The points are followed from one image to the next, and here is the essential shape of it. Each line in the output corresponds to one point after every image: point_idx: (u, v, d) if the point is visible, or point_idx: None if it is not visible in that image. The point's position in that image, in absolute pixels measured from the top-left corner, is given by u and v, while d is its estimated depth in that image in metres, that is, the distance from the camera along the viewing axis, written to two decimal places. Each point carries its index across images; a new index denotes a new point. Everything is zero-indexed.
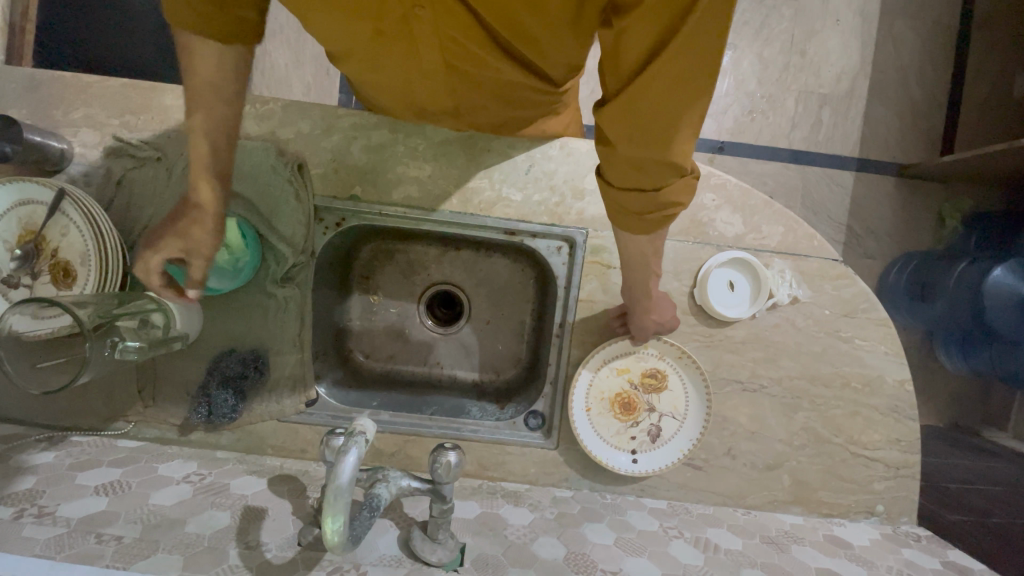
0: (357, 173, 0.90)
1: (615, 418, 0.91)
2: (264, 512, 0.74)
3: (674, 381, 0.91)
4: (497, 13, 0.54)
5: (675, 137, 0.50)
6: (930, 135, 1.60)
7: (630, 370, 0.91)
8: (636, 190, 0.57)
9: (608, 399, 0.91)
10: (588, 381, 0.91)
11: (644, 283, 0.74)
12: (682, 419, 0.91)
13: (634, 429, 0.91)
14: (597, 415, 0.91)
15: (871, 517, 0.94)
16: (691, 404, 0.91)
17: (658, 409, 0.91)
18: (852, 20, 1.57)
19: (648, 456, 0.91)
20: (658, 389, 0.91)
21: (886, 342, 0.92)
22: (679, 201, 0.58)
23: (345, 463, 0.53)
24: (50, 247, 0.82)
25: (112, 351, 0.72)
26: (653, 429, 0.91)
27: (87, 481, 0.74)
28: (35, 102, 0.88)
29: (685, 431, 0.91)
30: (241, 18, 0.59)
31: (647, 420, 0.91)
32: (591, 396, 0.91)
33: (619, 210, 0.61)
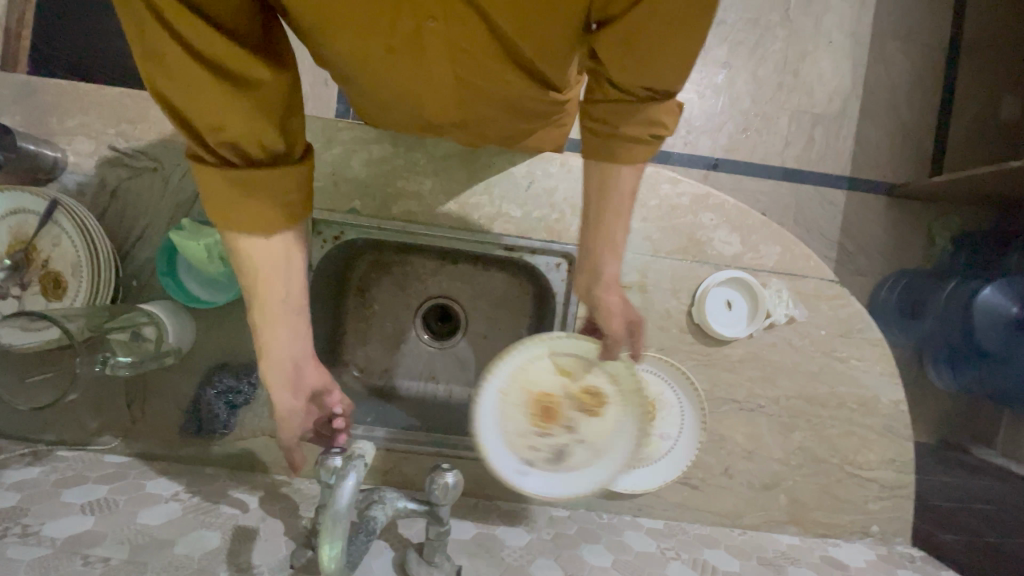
0: (357, 186, 0.89)
1: (523, 424, 0.74)
2: (255, 532, 0.73)
3: (604, 410, 0.74)
4: (514, 20, 0.56)
5: (667, 62, 0.54)
6: (920, 156, 1.63)
7: (575, 375, 0.74)
8: (626, 107, 0.59)
9: (529, 397, 0.74)
10: (519, 363, 0.73)
11: (615, 234, 0.65)
12: (616, 460, 0.74)
13: (540, 440, 0.75)
14: (507, 413, 0.74)
15: (867, 538, 0.94)
16: (614, 442, 0.75)
17: (568, 431, 0.75)
18: (844, 42, 1.60)
19: (540, 475, 0.75)
20: (591, 412, 0.74)
21: (881, 362, 0.93)
22: (665, 124, 0.60)
23: (343, 486, 0.52)
24: (41, 257, 0.80)
25: (102, 367, 0.70)
26: (558, 451, 0.75)
27: (72, 499, 0.72)
28: (29, 109, 0.86)
29: (598, 468, 0.75)
30: (280, 192, 0.52)
31: (545, 440, 0.75)
32: (513, 381, 0.73)
33: (601, 127, 0.61)
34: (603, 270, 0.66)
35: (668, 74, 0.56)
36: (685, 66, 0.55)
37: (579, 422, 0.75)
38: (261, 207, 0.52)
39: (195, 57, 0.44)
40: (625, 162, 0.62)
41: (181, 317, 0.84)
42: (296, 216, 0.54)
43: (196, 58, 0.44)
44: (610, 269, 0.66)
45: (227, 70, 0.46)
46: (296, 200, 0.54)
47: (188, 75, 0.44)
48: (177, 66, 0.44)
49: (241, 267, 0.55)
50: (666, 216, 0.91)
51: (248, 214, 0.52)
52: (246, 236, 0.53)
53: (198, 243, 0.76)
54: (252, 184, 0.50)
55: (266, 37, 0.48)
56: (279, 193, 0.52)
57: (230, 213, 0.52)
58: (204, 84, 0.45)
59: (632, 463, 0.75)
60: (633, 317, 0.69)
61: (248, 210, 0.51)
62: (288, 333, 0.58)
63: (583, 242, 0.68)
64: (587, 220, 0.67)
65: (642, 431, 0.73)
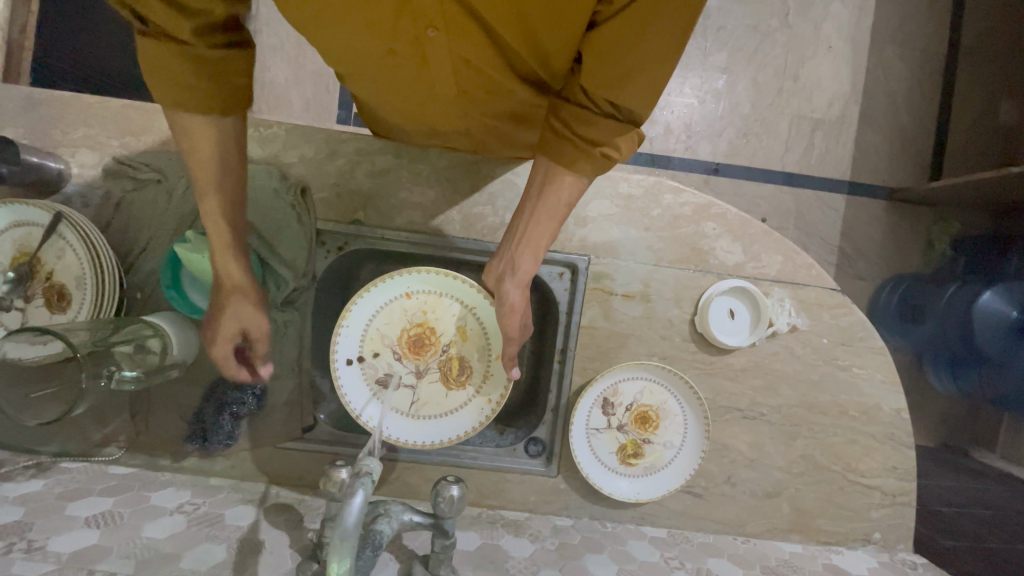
0: (361, 197, 0.90)
1: (398, 338, 0.89)
2: (260, 545, 0.73)
3: (457, 395, 0.89)
4: (520, 35, 0.56)
5: (637, 87, 0.54)
6: (919, 161, 1.63)
7: (461, 342, 0.90)
8: (584, 116, 0.58)
9: (419, 323, 0.89)
10: (436, 295, 0.89)
11: (537, 235, 0.67)
12: (406, 419, 0.88)
13: (392, 357, 0.89)
14: (398, 314, 0.89)
15: (869, 545, 0.95)
16: (430, 418, 0.88)
17: (420, 379, 0.90)
18: (843, 47, 1.61)
19: (351, 377, 0.86)
20: (448, 382, 0.89)
21: (883, 370, 0.93)
22: (618, 148, 0.59)
23: (351, 505, 0.52)
24: (45, 270, 0.80)
25: (108, 381, 0.70)
26: (388, 380, 0.88)
27: (78, 512, 0.72)
28: (32, 121, 0.86)
29: (391, 416, 0.87)
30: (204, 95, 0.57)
31: (401, 368, 0.89)
32: (417, 302, 0.89)
33: (559, 128, 0.60)
34: (518, 265, 0.69)
35: (634, 97, 0.55)
36: (653, 91, 0.55)
37: (429, 370, 0.90)
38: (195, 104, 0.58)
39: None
40: (570, 171, 0.62)
41: (186, 330, 0.84)
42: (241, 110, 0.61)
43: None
44: (526, 266, 0.69)
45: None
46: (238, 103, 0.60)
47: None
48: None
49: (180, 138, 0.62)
50: (669, 225, 0.91)
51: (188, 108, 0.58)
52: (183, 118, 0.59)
53: (202, 255, 0.77)
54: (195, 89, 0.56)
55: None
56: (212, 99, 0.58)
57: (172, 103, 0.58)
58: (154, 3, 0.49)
59: (403, 441, 0.86)
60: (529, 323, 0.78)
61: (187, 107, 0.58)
62: (233, 260, 0.70)
63: (508, 231, 0.71)
64: (523, 213, 0.68)
65: (467, 428, 0.87)
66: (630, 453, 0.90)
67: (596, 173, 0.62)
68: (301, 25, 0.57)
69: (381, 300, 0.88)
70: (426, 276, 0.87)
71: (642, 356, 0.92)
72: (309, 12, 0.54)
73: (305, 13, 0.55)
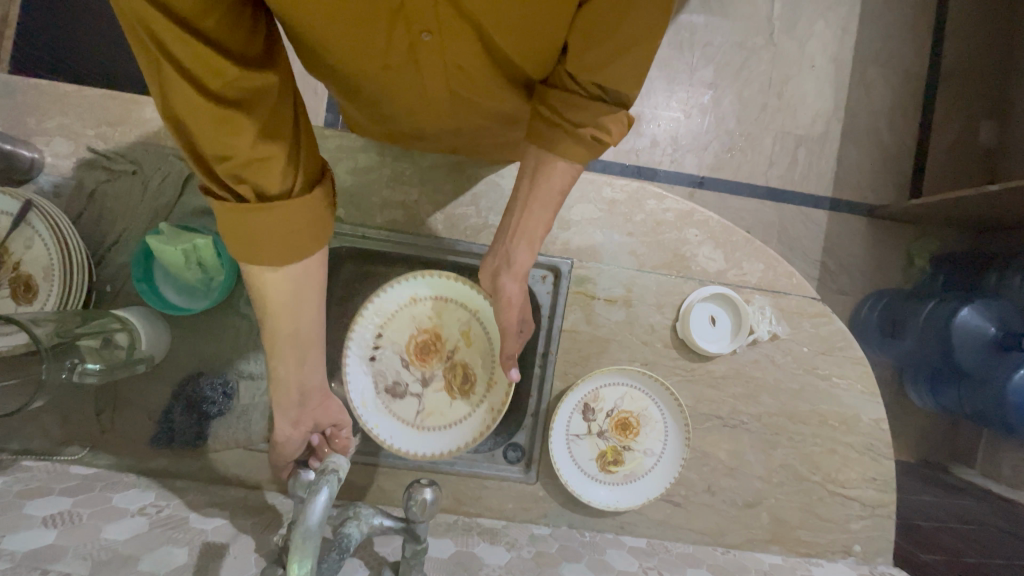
0: (342, 195, 0.89)
1: (407, 345, 0.89)
2: (225, 549, 0.70)
3: (459, 405, 0.88)
4: (513, 38, 0.56)
5: (626, 69, 0.55)
6: (899, 179, 1.67)
7: (466, 349, 0.90)
8: (574, 102, 0.58)
9: (427, 329, 0.89)
10: (446, 301, 0.89)
11: (532, 226, 0.67)
12: (409, 428, 0.87)
13: (404, 365, 0.89)
14: (409, 321, 0.89)
15: (848, 557, 0.94)
16: (438, 428, 0.88)
17: (425, 387, 0.89)
18: (826, 66, 1.64)
19: (363, 383, 0.86)
20: (452, 390, 0.89)
21: (862, 380, 0.93)
22: (609, 131, 0.59)
23: (315, 503, 0.51)
24: (12, 260, 0.78)
25: (70, 374, 0.68)
26: (396, 388, 0.88)
27: (34, 511, 0.68)
28: (6, 107, 0.84)
29: (395, 425, 0.86)
30: (285, 218, 0.51)
31: (408, 375, 0.89)
32: (429, 309, 0.89)
33: (549, 120, 0.60)
34: (514, 258, 0.69)
35: (622, 78, 0.56)
36: (641, 71, 0.55)
37: (439, 381, 0.89)
38: (261, 237, 0.51)
39: (197, 88, 0.42)
40: (563, 159, 0.61)
41: (157, 324, 0.82)
42: (320, 227, 0.54)
43: (197, 92, 0.42)
44: (521, 259, 0.70)
45: (226, 100, 0.44)
46: (307, 234, 0.53)
47: (189, 106, 0.43)
48: (186, 102, 0.43)
49: (257, 292, 0.57)
50: (652, 230, 0.91)
51: (257, 242, 0.52)
52: (264, 261, 0.53)
53: (175, 247, 0.76)
54: (269, 213, 0.50)
55: (266, 49, 0.47)
56: (291, 217, 0.51)
57: (246, 237, 0.51)
58: (201, 110, 0.43)
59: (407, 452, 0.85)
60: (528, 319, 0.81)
61: (266, 240, 0.51)
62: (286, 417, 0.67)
63: (500, 228, 0.71)
64: (514, 206, 0.68)
65: (472, 439, 0.86)
66: (610, 460, 0.89)
67: (587, 159, 0.62)
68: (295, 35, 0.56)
69: (393, 304, 0.88)
70: (434, 279, 0.88)
71: (624, 362, 0.91)
72: (301, 27, 0.53)
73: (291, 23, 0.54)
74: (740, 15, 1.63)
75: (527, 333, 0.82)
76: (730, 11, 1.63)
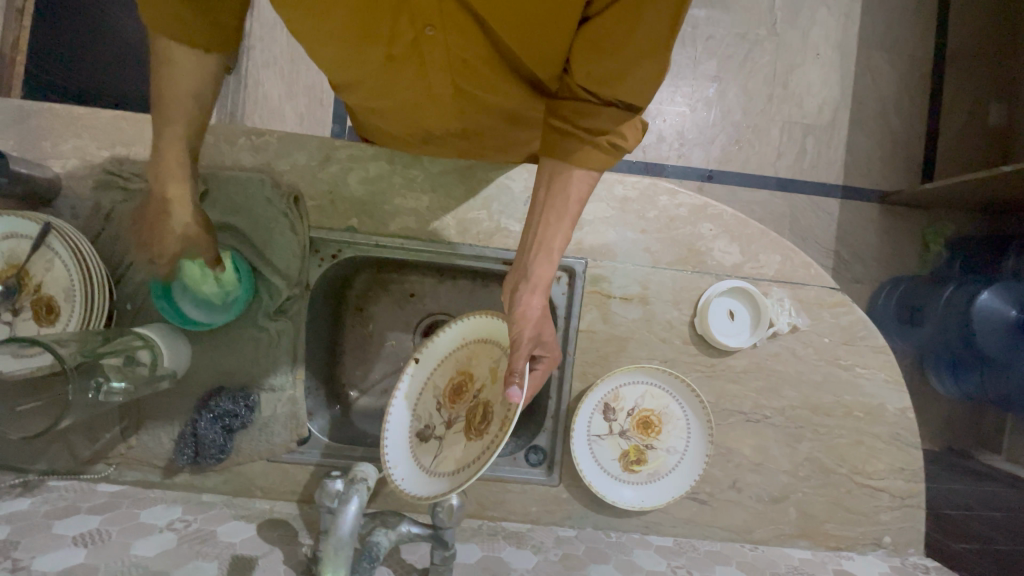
0: (354, 204, 0.89)
1: (444, 386, 0.78)
2: (254, 561, 0.71)
3: (471, 448, 0.67)
4: (520, 39, 0.56)
5: (637, 78, 0.54)
6: (911, 164, 1.65)
7: (490, 386, 0.71)
8: (588, 110, 0.58)
9: (464, 370, 0.77)
10: (486, 336, 0.76)
11: (550, 236, 0.63)
12: (422, 474, 0.72)
13: (440, 408, 0.77)
14: (451, 364, 0.79)
15: (879, 549, 0.93)
16: (441, 478, 0.69)
17: (448, 430, 0.74)
18: (831, 54, 1.63)
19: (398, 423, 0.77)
20: (469, 432, 0.70)
21: (886, 370, 0.92)
22: (625, 138, 0.59)
23: (346, 513, 0.52)
24: (34, 282, 0.79)
25: (96, 394, 0.67)
26: (425, 432, 0.77)
27: (65, 531, 0.70)
28: (22, 132, 0.86)
29: (412, 467, 0.74)
30: (223, 28, 0.61)
31: (438, 418, 0.76)
32: (473, 347, 0.77)
33: (561, 126, 0.60)
34: (532, 270, 0.63)
35: (635, 89, 0.55)
36: (654, 81, 0.55)
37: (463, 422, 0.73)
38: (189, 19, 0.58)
39: None
40: (577, 166, 0.60)
41: (177, 341, 0.83)
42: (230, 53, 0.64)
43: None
44: (542, 271, 0.63)
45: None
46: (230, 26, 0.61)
47: None
48: None
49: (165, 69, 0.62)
50: (665, 226, 0.90)
51: (190, 24, 0.59)
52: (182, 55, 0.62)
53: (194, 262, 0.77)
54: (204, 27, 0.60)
55: None
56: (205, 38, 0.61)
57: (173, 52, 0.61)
58: None
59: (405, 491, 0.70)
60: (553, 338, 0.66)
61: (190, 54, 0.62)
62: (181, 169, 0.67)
63: (522, 243, 0.66)
64: (531, 222, 0.64)
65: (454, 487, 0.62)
66: (633, 460, 0.88)
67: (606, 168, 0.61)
68: (299, 27, 0.57)
69: (442, 342, 0.79)
70: (473, 320, 0.78)
71: (642, 360, 0.90)
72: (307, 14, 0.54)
73: (300, 15, 0.55)
74: (741, 7, 1.62)
75: (546, 364, 0.66)
76: (731, 4, 1.62)
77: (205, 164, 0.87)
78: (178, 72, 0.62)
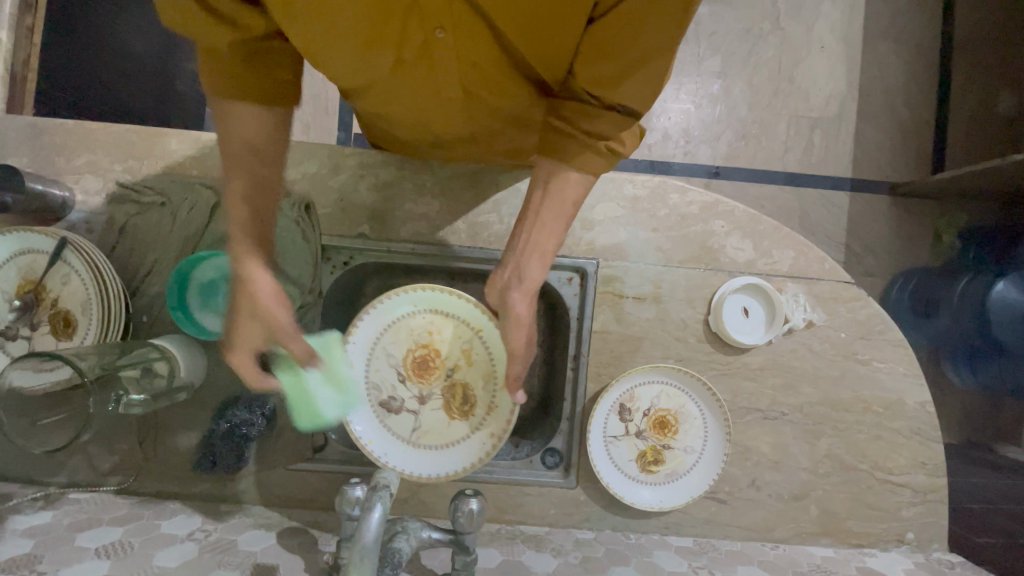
0: (366, 211, 0.89)
1: (403, 358, 0.84)
2: (275, 570, 0.71)
3: (456, 426, 0.83)
4: (528, 40, 0.55)
5: (637, 87, 0.55)
6: (920, 154, 1.63)
7: (466, 368, 0.85)
8: (588, 111, 0.58)
9: (424, 344, 0.84)
10: (446, 311, 0.83)
11: (544, 237, 0.62)
12: (404, 446, 0.82)
13: (403, 380, 0.84)
14: (404, 334, 0.84)
15: (903, 546, 0.91)
16: (434, 454, 0.82)
17: (422, 405, 0.84)
18: (836, 46, 1.62)
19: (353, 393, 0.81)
20: (450, 410, 0.84)
21: (904, 363, 0.91)
22: (623, 142, 0.60)
23: (369, 520, 0.52)
24: (51, 297, 0.80)
25: (116, 406, 0.68)
26: (390, 402, 0.83)
27: (87, 543, 0.70)
28: (36, 148, 0.87)
29: (389, 442, 0.82)
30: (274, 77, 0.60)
31: (404, 391, 0.84)
32: (429, 321, 0.84)
33: (563, 126, 0.60)
34: (525, 273, 0.63)
35: (637, 94, 0.55)
36: (655, 83, 0.55)
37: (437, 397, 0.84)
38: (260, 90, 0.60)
39: None
40: (575, 168, 0.60)
41: (193, 351, 0.83)
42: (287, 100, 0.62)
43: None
44: (532, 274, 0.63)
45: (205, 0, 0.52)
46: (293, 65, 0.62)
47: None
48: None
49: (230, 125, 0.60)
50: (676, 225, 0.90)
51: (243, 87, 0.59)
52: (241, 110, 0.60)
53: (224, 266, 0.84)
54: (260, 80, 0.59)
55: None
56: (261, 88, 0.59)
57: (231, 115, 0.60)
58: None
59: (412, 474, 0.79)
60: (535, 344, 0.71)
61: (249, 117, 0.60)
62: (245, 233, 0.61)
63: (512, 232, 0.65)
64: (526, 218, 0.63)
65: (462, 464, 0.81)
66: (650, 460, 0.88)
67: (604, 170, 0.62)
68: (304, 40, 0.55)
69: (388, 311, 0.82)
70: (426, 294, 0.82)
71: (657, 360, 0.90)
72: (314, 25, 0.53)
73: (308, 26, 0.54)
74: (744, 2, 1.61)
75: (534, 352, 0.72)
76: None
77: (215, 174, 0.88)
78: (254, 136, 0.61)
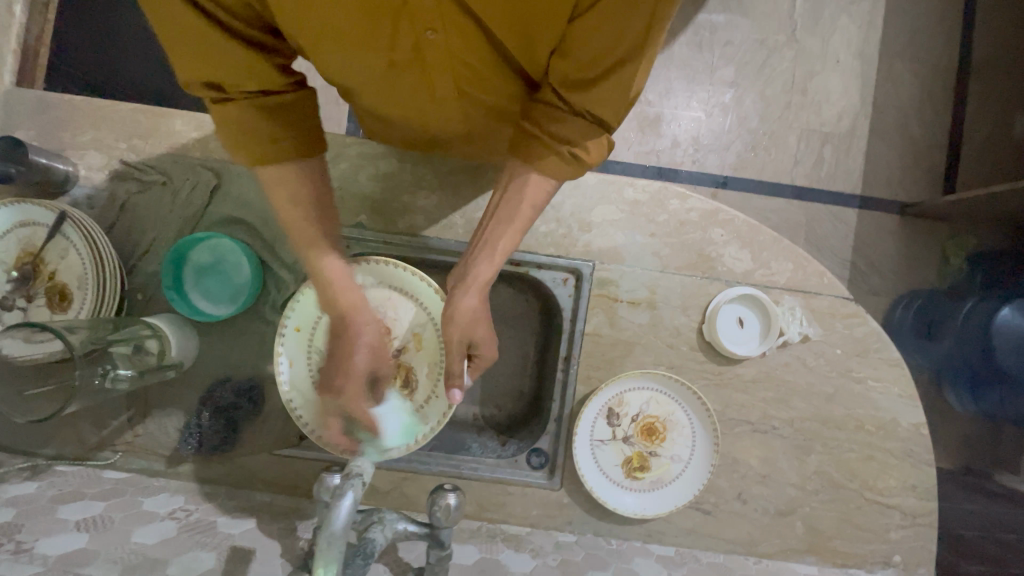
0: (364, 202, 0.89)
1: None
2: (251, 554, 0.72)
3: (391, 406, 0.82)
4: (515, 38, 0.54)
5: (607, 94, 0.53)
6: (931, 175, 1.61)
7: (415, 350, 0.84)
8: (554, 114, 0.56)
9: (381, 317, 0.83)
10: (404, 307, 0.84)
11: (495, 238, 0.62)
12: (324, 411, 0.80)
13: None
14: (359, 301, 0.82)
15: (888, 568, 0.90)
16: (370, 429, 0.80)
17: None
18: (852, 61, 1.60)
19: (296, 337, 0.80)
20: (388, 390, 0.83)
21: (899, 384, 0.90)
22: (589, 150, 0.57)
23: (340, 508, 0.52)
24: (48, 269, 0.81)
25: (102, 380, 0.70)
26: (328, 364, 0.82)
27: (68, 515, 0.70)
28: (43, 123, 0.88)
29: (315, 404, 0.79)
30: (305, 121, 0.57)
31: None
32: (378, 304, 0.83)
33: (533, 130, 0.58)
34: (473, 270, 0.63)
35: (605, 100, 0.53)
36: (627, 92, 0.53)
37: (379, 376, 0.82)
38: (264, 124, 0.54)
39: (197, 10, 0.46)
40: (535, 169, 0.59)
41: (185, 332, 0.83)
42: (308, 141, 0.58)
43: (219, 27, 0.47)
44: (481, 272, 0.63)
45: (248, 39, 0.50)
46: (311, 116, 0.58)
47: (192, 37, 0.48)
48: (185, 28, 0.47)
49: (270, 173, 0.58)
50: (675, 231, 0.89)
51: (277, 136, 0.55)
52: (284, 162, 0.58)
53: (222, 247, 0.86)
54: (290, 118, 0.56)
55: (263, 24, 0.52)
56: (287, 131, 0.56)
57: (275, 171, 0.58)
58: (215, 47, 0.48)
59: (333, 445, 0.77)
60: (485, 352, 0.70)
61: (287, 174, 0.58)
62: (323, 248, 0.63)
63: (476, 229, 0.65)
64: (482, 224, 0.64)
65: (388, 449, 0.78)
66: (636, 466, 0.87)
67: (569, 177, 0.60)
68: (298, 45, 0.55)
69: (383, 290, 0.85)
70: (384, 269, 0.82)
71: (648, 366, 0.89)
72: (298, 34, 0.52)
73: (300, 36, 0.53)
74: (761, 12, 1.60)
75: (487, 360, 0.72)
76: (751, 9, 1.60)
77: (216, 157, 0.88)
78: (283, 180, 0.58)
